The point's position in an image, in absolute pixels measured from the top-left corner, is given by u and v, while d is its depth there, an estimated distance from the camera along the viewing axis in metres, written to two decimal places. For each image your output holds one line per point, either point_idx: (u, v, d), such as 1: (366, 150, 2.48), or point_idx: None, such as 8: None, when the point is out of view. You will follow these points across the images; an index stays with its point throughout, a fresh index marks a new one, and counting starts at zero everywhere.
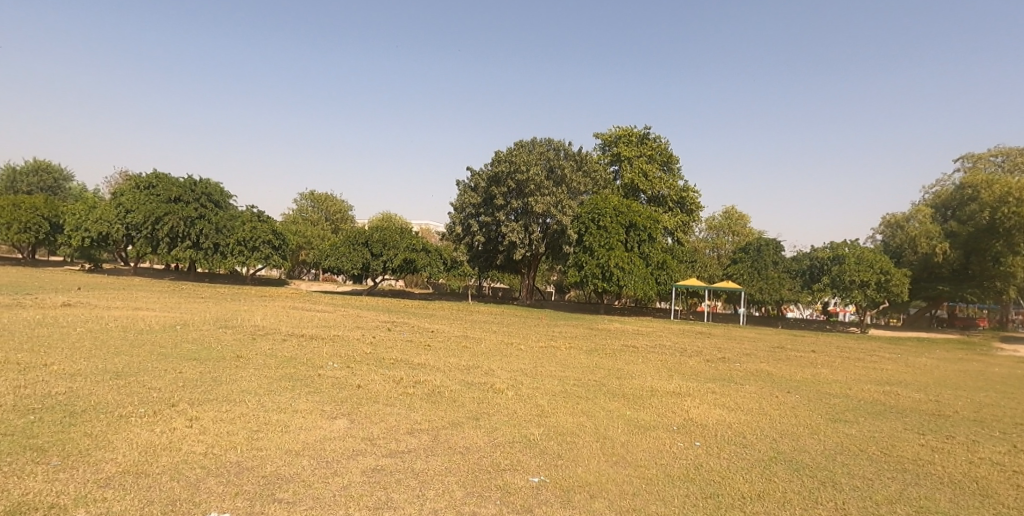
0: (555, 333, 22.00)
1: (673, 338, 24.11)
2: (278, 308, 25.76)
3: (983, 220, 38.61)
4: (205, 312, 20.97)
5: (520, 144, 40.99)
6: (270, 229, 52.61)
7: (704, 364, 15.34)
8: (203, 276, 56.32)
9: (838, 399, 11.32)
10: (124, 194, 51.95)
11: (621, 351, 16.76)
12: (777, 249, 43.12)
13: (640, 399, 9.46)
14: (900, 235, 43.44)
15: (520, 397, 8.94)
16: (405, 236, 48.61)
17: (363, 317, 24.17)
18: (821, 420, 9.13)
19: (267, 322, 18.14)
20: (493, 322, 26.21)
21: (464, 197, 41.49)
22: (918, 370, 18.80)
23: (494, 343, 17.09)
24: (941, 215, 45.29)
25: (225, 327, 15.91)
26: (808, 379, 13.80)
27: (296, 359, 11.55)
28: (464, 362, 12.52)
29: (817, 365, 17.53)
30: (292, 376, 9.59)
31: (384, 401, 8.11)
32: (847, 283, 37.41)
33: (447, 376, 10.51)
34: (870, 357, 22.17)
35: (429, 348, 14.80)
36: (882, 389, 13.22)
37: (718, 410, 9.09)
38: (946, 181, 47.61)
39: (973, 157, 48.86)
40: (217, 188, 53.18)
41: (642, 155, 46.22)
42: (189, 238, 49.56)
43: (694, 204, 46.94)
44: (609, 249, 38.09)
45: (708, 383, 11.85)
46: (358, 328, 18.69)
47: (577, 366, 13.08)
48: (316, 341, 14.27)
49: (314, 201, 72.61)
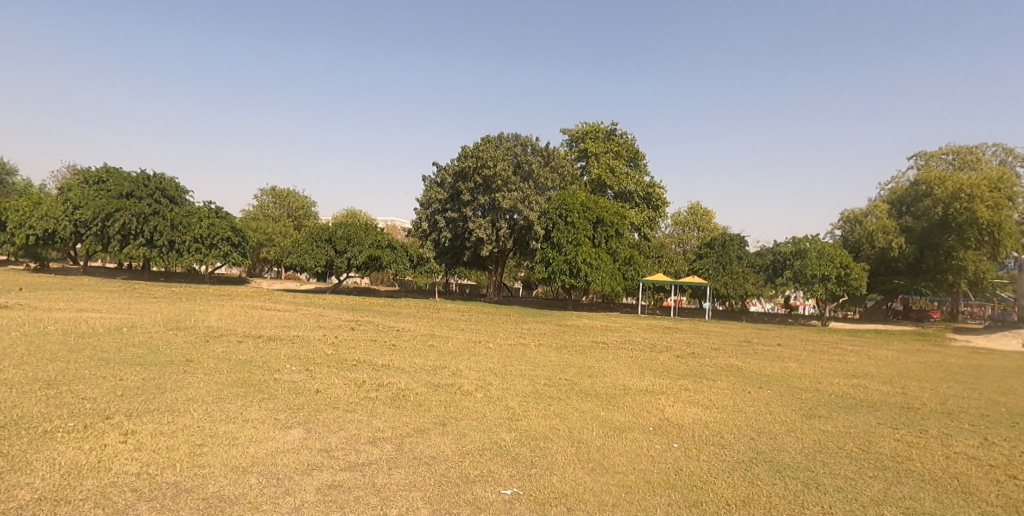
0: (524, 331, 21.63)
1: (642, 333, 24.04)
2: (235, 307, 24.70)
3: (936, 215, 39.93)
4: (156, 312, 19.85)
5: (487, 139, 40.48)
6: (229, 225, 50.83)
7: (675, 360, 15.20)
8: (158, 275, 54.07)
9: (810, 393, 11.26)
10: (71, 189, 49.41)
11: (591, 348, 16.51)
12: (741, 244, 43.70)
13: (613, 398, 9.16)
14: (859, 230, 44.56)
15: (489, 398, 8.53)
16: (371, 232, 47.58)
17: (325, 315, 23.33)
18: (796, 416, 8.99)
19: (223, 323, 17.23)
20: (461, 320, 25.69)
21: (430, 193, 40.77)
22: (881, 362, 19.14)
23: (462, 341, 16.63)
24: (897, 210, 46.71)
25: (176, 329, 15.01)
26: (778, 374, 13.77)
27: (251, 362, 10.89)
28: (430, 362, 12.05)
29: (784, 359, 17.64)
30: (245, 382, 8.98)
31: (345, 407, 7.60)
32: (809, 278, 38.12)
33: (413, 378, 10.04)
34: (834, 350, 22.53)
35: (394, 348, 14.25)
36: (850, 382, 13.28)
37: (694, 408, 8.85)
38: (901, 178, 49.17)
39: (926, 155, 50.57)
40: (172, 183, 51.05)
41: (609, 151, 46.28)
42: (142, 235, 47.47)
43: (660, 200, 47.26)
44: (576, 245, 37.99)
45: (680, 380, 11.66)
46: (320, 328, 17.97)
47: (547, 364, 12.74)
48: (274, 342, 13.56)
49: (276, 197, 70.61)
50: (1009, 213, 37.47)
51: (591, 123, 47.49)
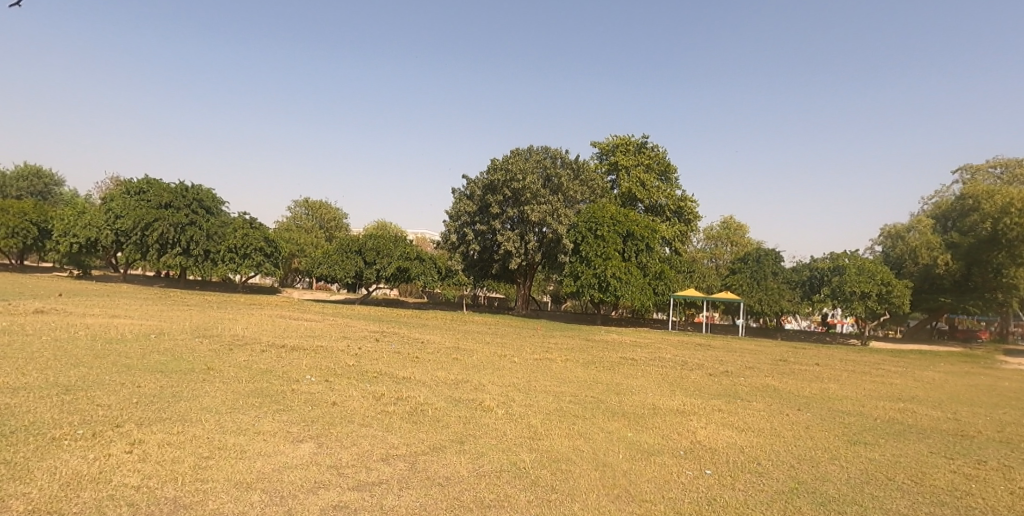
0: (550, 345, 21.21)
1: (672, 350, 23.33)
2: (263, 316, 24.91)
3: (984, 230, 38.18)
4: (185, 320, 20.07)
5: (516, 152, 40.41)
6: (262, 236, 51.76)
7: (707, 378, 14.58)
8: (194, 284, 55.37)
9: (853, 418, 10.55)
10: (114, 199, 51.13)
11: (619, 364, 16.01)
12: (776, 259, 42.46)
13: (641, 418, 8.70)
14: (901, 246, 42.84)
15: (511, 415, 8.16)
16: (399, 244, 47.82)
17: (351, 326, 23.28)
18: (839, 443, 8.36)
19: (249, 332, 17.26)
20: (487, 333, 25.40)
21: (458, 205, 40.78)
22: (928, 384, 18.09)
23: (486, 355, 16.29)
24: (941, 225, 44.89)
25: (202, 337, 15.06)
26: (818, 395, 13.06)
27: (272, 372, 10.75)
28: (453, 376, 11.75)
29: (824, 379, 16.80)
30: (262, 392, 8.80)
31: (360, 421, 7.33)
32: (848, 295, 36.73)
33: (433, 392, 9.73)
34: (877, 371, 21.44)
35: (417, 360, 13.99)
36: (897, 406, 12.46)
37: (728, 431, 8.31)
38: (945, 192, 47.32)
39: (973, 168, 48.61)
40: (209, 194, 52.34)
41: (640, 164, 45.71)
42: (179, 244, 48.69)
43: (692, 214, 46.37)
44: (606, 259, 37.42)
45: (713, 400, 11.08)
46: (344, 338, 17.86)
47: (573, 380, 12.30)
48: (297, 352, 13.46)
49: (309, 209, 71.82)
50: None
51: (622, 136, 47.01)
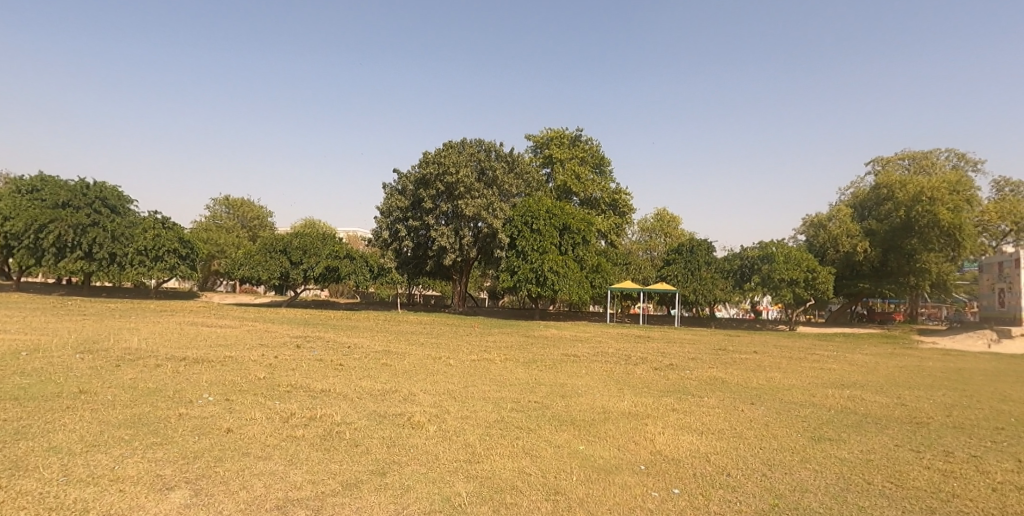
0: (489, 344, 20.07)
1: (614, 344, 22.78)
2: (171, 324, 22.43)
3: (898, 217, 40.39)
4: (73, 331, 17.60)
5: (449, 144, 38.99)
6: (176, 236, 47.77)
7: (653, 373, 13.93)
8: (98, 291, 50.58)
9: (807, 410, 10.08)
10: (1, 198, 45.77)
11: (561, 362, 15.14)
12: (709, 249, 43.23)
13: (593, 426, 7.74)
14: (823, 235, 44.56)
15: (444, 433, 6.97)
16: (328, 242, 45.35)
17: (271, 331, 21.34)
18: (804, 441, 7.72)
19: (146, 343, 15.17)
20: (422, 333, 24.01)
21: (390, 200, 38.96)
22: (863, 368, 18.30)
23: (419, 358, 15.00)
24: (859, 213, 47.21)
25: (85, 352, 12.94)
26: (766, 386, 12.65)
27: (160, 392, 9.07)
28: (380, 386, 10.42)
29: (766, 368, 16.62)
30: (139, 420, 7.19)
31: (257, 453, 5.96)
32: (777, 282, 37.75)
33: (354, 407, 8.39)
34: (811, 356, 21.68)
35: (341, 368, 12.54)
36: (845, 394, 12.17)
37: (689, 436, 7.48)
38: (860, 182, 49.98)
39: (883, 160, 51.54)
40: (114, 192, 47.83)
41: (574, 157, 45.38)
42: (79, 248, 44.16)
43: (626, 206, 46.50)
44: (543, 252, 36.78)
45: (664, 398, 10.33)
46: (261, 346, 16.08)
47: (513, 383, 11.24)
48: (199, 365, 11.70)
49: (229, 207, 67.47)
50: (968, 214, 38.07)
51: (556, 129, 46.51)
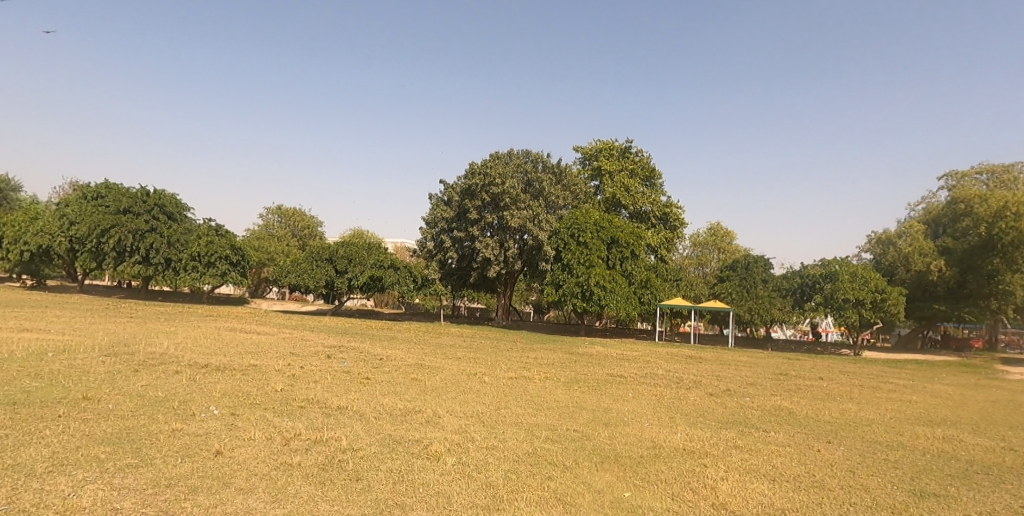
0: (529, 361, 18.93)
1: (664, 364, 21.24)
2: (210, 329, 22.26)
3: (978, 235, 37.07)
4: (110, 334, 17.49)
5: (495, 155, 38.29)
6: (228, 243, 48.86)
7: (708, 400, 12.49)
8: (155, 295, 52.18)
9: (897, 453, 8.52)
10: (70, 204, 47.85)
11: (605, 383, 13.89)
12: (766, 267, 40.75)
13: (642, 465, 6.53)
14: (892, 252, 41.41)
15: (463, 468, 5.90)
16: (373, 251, 45.36)
17: (307, 339, 20.85)
18: (905, 497, 6.27)
19: (176, 348, 14.78)
20: (461, 346, 23.05)
21: (435, 211, 38.52)
22: (949, 402, 16.21)
23: (452, 373, 14.03)
24: (933, 230, 43.85)
25: (110, 355, 12.55)
26: (842, 420, 11.03)
27: (166, 403, 8.39)
28: (404, 404, 9.46)
29: (836, 398, 14.86)
30: (127, 435, 6.42)
31: (240, 485, 5.07)
32: (841, 303, 35.14)
33: (367, 430, 7.43)
34: (885, 385, 19.55)
35: (367, 382, 11.69)
36: (938, 434, 10.43)
37: (758, 484, 6.16)
38: (932, 198, 46.56)
39: (959, 174, 47.89)
40: (172, 199, 49.42)
41: (624, 169, 44.01)
42: (137, 253, 45.62)
43: (677, 220, 44.60)
44: (589, 267, 35.45)
45: (724, 432, 8.95)
46: (290, 355, 15.47)
47: (550, 406, 10.10)
48: (220, 374, 11.05)
49: (281, 216, 69.11)
50: None
51: (605, 141, 45.31)
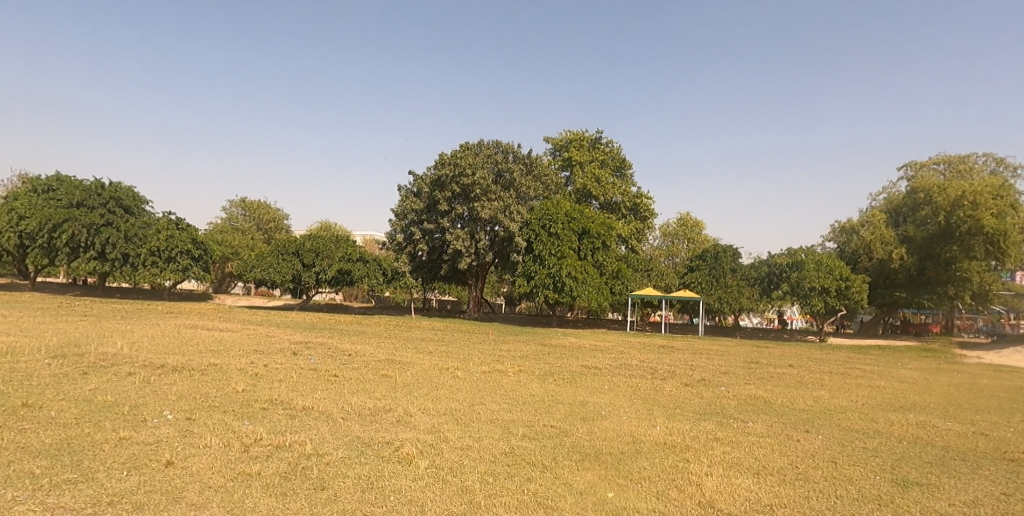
0: (503, 353, 18.61)
1: (637, 354, 21.19)
2: (170, 326, 21.32)
3: (937, 224, 38.21)
4: (60, 334, 16.54)
5: (465, 146, 37.73)
6: (189, 237, 47.22)
7: (684, 390, 12.39)
8: (113, 292, 50.16)
9: (874, 441, 8.49)
10: (18, 197, 45.53)
11: (581, 375, 13.68)
12: (735, 256, 41.29)
13: (624, 462, 6.29)
14: (855, 241, 42.45)
15: (437, 472, 5.56)
16: (342, 244, 44.38)
17: (272, 335, 20.13)
18: (889, 488, 6.17)
19: (131, 347, 14.00)
20: (433, 340, 22.63)
21: (405, 203, 37.81)
22: (916, 386, 16.52)
23: (423, 369, 13.61)
24: (893, 220, 45.09)
25: (58, 357, 11.77)
26: (816, 408, 11.04)
27: (116, 408, 7.81)
28: (373, 403, 9.02)
29: (808, 385, 14.97)
30: (67, 446, 5.88)
31: (192, 500, 4.63)
32: (807, 291, 35.81)
33: (335, 432, 7.01)
34: (853, 372, 19.88)
35: (335, 380, 11.21)
36: (910, 419, 10.51)
37: (743, 479, 5.96)
38: (892, 188, 47.83)
39: (917, 165, 49.28)
40: (129, 192, 47.49)
41: (594, 160, 43.95)
42: (92, 248, 43.71)
43: (648, 211, 44.79)
44: (561, 258, 35.31)
45: (703, 424, 8.80)
46: (254, 353, 14.82)
47: (526, 401, 9.81)
48: (176, 375, 10.42)
49: (246, 209, 67.25)
50: (1014, 221, 35.75)
51: (576, 131, 45.17)
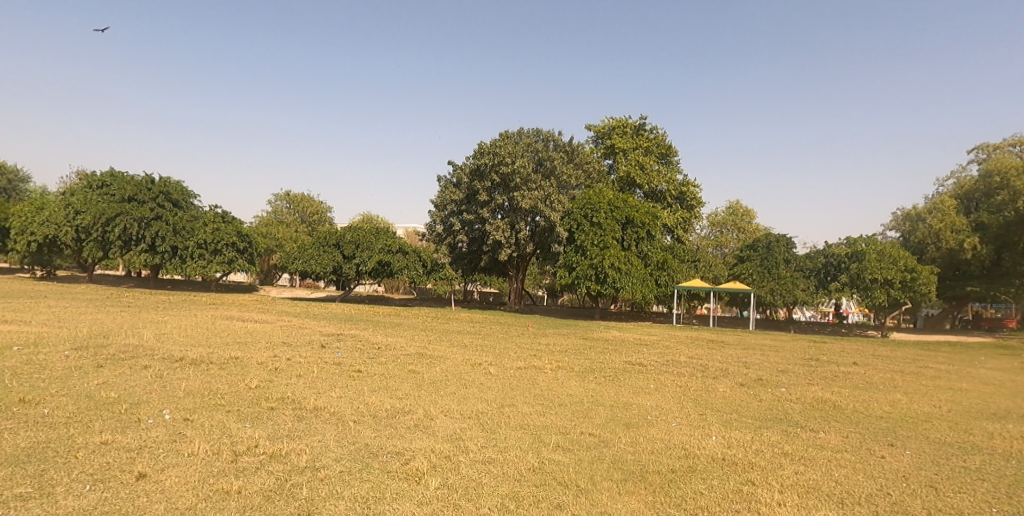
0: (541, 348, 17.60)
1: (685, 350, 19.81)
2: (207, 317, 21.19)
3: (1015, 211, 34.92)
4: (96, 324, 16.45)
5: (505, 134, 36.77)
6: (234, 230, 47.96)
7: (739, 391, 11.15)
8: (164, 284, 51.55)
9: (977, 458, 7.13)
10: (75, 193, 47.11)
11: (624, 373, 12.60)
12: (788, 246, 38.97)
13: (675, 486, 5.21)
14: (921, 230, 39.53)
15: (450, 495, 4.64)
16: (381, 236, 44.17)
17: (305, 327, 19.74)
18: None
19: (158, 339, 13.67)
20: (470, 333, 21.84)
21: (444, 194, 37.15)
22: (1003, 389, 14.70)
23: (454, 364, 12.75)
24: (964, 206, 41.73)
25: (79, 348, 11.48)
26: (897, 416, 9.63)
27: (115, 406, 7.21)
28: (392, 403, 8.18)
29: (879, 386, 13.45)
30: (41, 452, 5.23)
31: None
32: (868, 283, 33.41)
33: (342, 438, 6.20)
34: (927, 371, 18.03)
35: (357, 376, 10.47)
36: (1011, 431, 9.00)
37: (826, 511, 4.82)
38: (962, 172, 44.32)
39: (991, 147, 45.51)
40: (178, 187, 48.53)
41: (638, 147, 42.28)
42: (143, 241, 44.84)
43: (695, 200, 42.79)
44: (603, 248, 33.99)
45: (766, 433, 7.60)
46: (281, 345, 14.29)
47: (563, 403, 8.80)
48: (191, 369, 9.86)
49: (290, 202, 68.29)
50: None
51: (619, 118, 43.57)
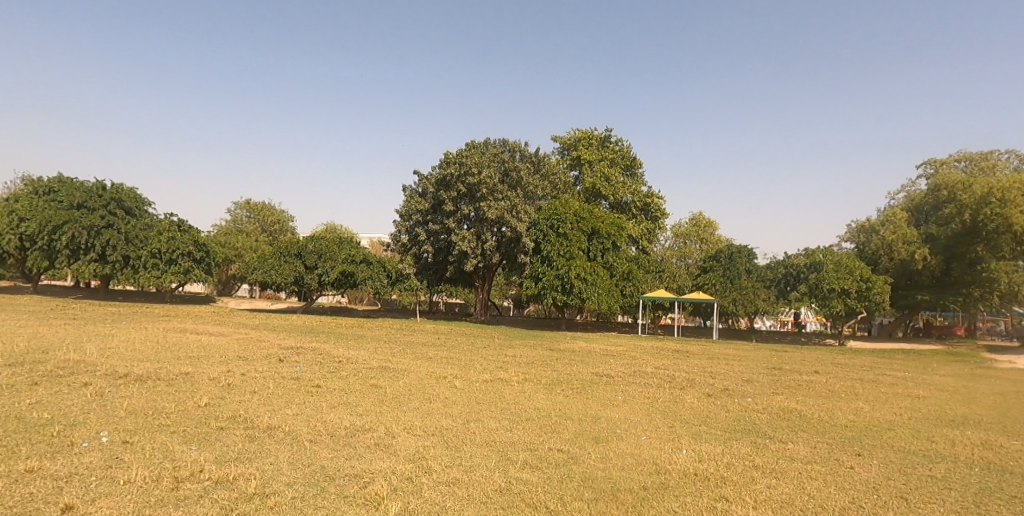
0: (507, 360, 17.33)
1: (651, 360, 19.84)
2: (159, 330, 20.22)
3: (962, 223, 36.50)
4: (35, 338, 15.46)
5: (471, 144, 36.58)
6: (191, 239, 46.32)
7: (707, 402, 11.10)
8: (115, 295, 49.34)
9: (941, 467, 7.18)
10: (19, 199, 44.82)
11: (591, 384, 12.45)
12: (750, 256, 39.75)
13: (648, 505, 5.01)
14: (875, 241, 40.94)
15: None
16: (345, 246, 43.29)
17: (263, 340, 19.01)
18: None
19: (102, 353, 12.89)
20: (436, 345, 21.43)
21: (409, 203, 36.65)
22: (957, 396, 15.12)
23: (418, 378, 12.37)
24: (915, 218, 43.42)
25: (13, 364, 10.68)
26: (861, 424, 9.70)
27: (47, 428, 6.64)
28: (352, 420, 7.79)
29: (841, 395, 13.65)
30: None
31: None
32: (826, 292, 34.30)
33: (297, 459, 5.81)
34: (885, 379, 18.46)
35: (316, 392, 10.00)
36: (969, 438, 9.16)
37: None
38: (912, 186, 46.16)
39: (938, 162, 47.59)
40: (131, 194, 46.71)
41: (604, 158, 42.66)
42: (93, 250, 42.88)
43: (659, 211, 43.34)
44: (569, 258, 34.02)
45: (736, 445, 7.51)
46: (236, 360, 13.65)
47: (530, 418, 8.55)
48: (136, 386, 9.25)
49: (251, 211, 66.52)
50: None
51: (585, 130, 43.90)
